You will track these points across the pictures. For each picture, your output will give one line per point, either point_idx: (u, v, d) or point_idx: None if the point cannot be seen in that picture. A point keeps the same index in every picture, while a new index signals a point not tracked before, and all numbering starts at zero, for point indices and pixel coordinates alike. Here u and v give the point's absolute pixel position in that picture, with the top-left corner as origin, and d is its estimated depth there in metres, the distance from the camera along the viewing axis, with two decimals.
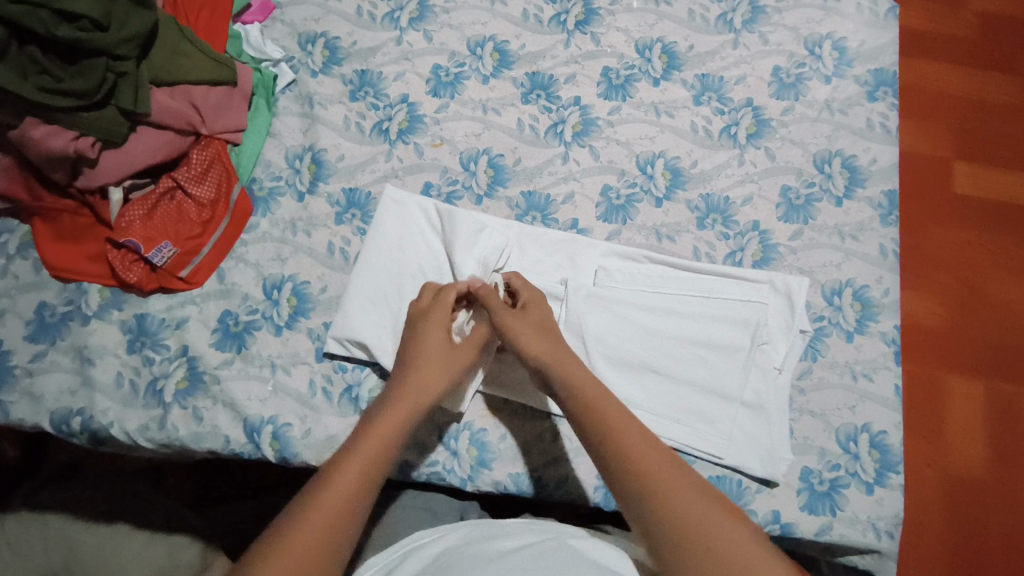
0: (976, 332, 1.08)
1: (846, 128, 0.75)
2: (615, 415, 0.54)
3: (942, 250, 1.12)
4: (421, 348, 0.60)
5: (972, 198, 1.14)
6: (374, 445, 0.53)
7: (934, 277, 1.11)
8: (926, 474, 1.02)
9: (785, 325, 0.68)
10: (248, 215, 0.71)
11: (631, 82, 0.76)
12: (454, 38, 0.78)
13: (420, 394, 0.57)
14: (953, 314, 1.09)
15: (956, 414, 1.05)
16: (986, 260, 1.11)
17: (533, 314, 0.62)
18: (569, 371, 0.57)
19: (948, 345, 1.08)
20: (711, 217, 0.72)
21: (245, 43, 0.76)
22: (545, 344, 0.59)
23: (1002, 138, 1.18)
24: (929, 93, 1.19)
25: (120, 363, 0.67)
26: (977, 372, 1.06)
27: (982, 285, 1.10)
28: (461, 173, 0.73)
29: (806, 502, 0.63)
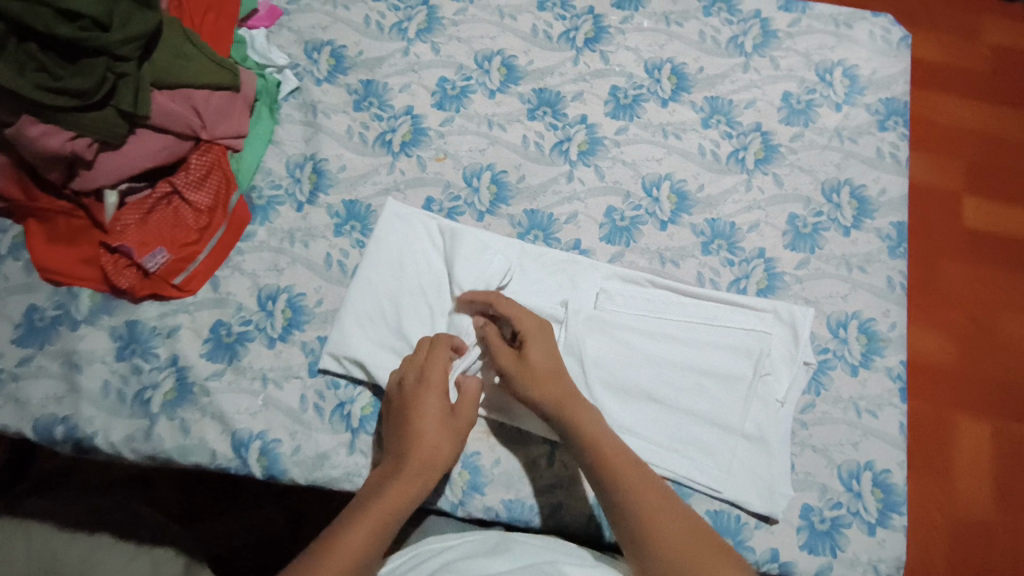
0: (985, 372, 1.06)
1: (857, 157, 0.74)
2: (612, 446, 0.56)
3: (951, 286, 1.09)
4: (425, 411, 0.59)
5: (981, 234, 1.13)
6: (386, 504, 0.54)
7: (942, 313, 1.08)
8: (932, 516, 0.98)
9: (788, 355, 0.66)
10: (245, 223, 0.70)
11: (640, 103, 0.75)
12: (461, 51, 0.77)
13: (431, 449, 0.58)
14: (960, 352, 1.06)
15: (963, 455, 1.02)
16: (996, 297, 1.09)
17: (536, 351, 0.60)
18: (577, 412, 0.58)
19: (955, 384, 1.05)
20: (717, 242, 0.71)
21: (250, 49, 0.75)
22: (548, 388, 0.59)
23: (1011, 172, 1.16)
24: (937, 125, 1.17)
25: (108, 371, 0.65)
26: (985, 411, 1.04)
27: (991, 324, 1.08)
28: (464, 189, 0.72)
29: (806, 541, 0.62)
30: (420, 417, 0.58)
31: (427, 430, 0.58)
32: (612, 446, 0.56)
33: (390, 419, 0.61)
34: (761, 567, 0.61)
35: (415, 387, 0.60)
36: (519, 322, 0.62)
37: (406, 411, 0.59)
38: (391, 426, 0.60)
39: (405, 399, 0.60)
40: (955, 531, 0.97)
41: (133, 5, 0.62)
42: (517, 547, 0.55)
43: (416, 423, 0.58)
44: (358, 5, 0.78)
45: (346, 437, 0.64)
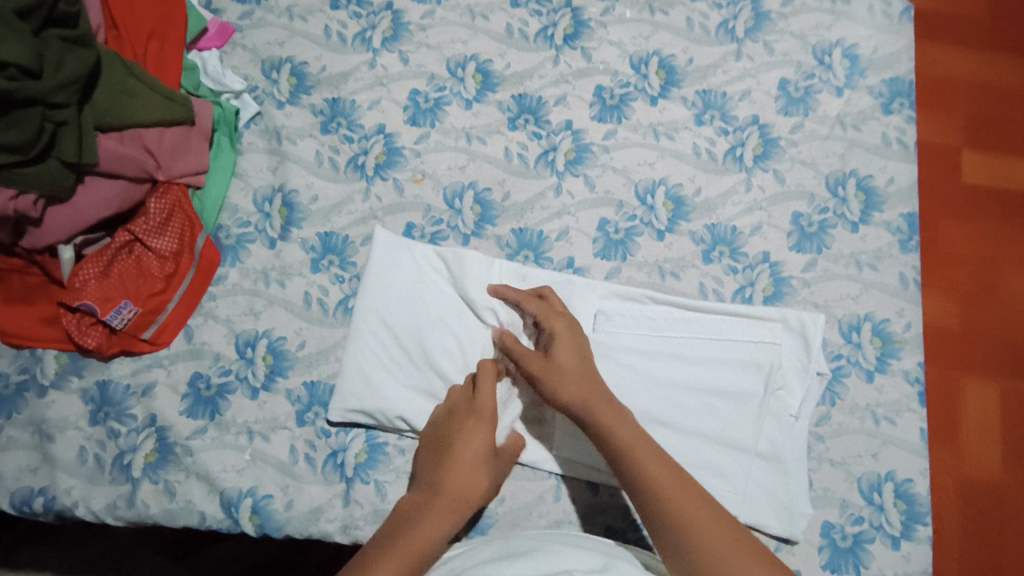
0: (1001, 329, 0.87)
1: (861, 145, 0.69)
2: (651, 454, 0.52)
3: (957, 245, 0.90)
4: (467, 438, 0.56)
5: (988, 186, 0.94)
6: (422, 533, 0.51)
7: (948, 274, 0.89)
8: (942, 485, 0.82)
9: (800, 366, 0.63)
10: (215, 265, 0.65)
11: (627, 102, 0.70)
12: (432, 59, 0.71)
13: (471, 485, 0.55)
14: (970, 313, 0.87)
15: (978, 421, 0.84)
16: (1006, 252, 0.90)
17: (563, 354, 0.57)
18: (603, 413, 0.54)
19: (972, 344, 0.86)
20: (718, 249, 0.67)
21: (203, 75, 0.69)
22: (578, 387, 0.55)
23: (1019, 121, 0.96)
24: (933, 77, 0.96)
25: (83, 436, 0.62)
26: (1000, 372, 0.85)
27: (1006, 282, 0.89)
28: (446, 212, 0.67)
29: (828, 559, 0.59)
30: (461, 442, 0.56)
31: (467, 458, 0.56)
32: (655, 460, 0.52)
33: (428, 447, 0.58)
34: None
35: (464, 420, 0.57)
36: (550, 323, 0.59)
37: (447, 436, 0.57)
38: (428, 454, 0.58)
39: (447, 423, 0.58)
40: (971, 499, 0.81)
41: (60, 42, 0.56)
42: (540, 553, 0.52)
43: (458, 450, 0.56)
44: (316, 16, 0.72)
45: (341, 488, 0.61)
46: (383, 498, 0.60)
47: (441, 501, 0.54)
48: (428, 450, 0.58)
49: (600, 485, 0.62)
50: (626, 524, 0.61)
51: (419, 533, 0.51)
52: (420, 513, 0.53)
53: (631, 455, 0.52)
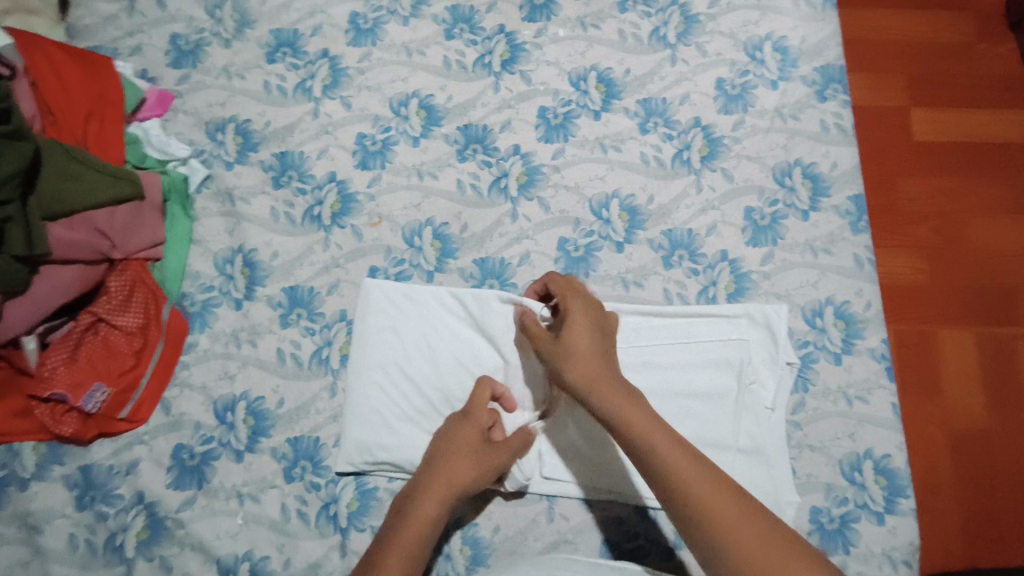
0: (966, 281, 0.85)
1: (801, 134, 0.71)
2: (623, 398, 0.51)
3: (914, 201, 0.89)
4: (455, 433, 0.58)
5: (941, 143, 0.92)
6: (414, 526, 0.52)
7: (911, 232, 0.88)
8: (930, 435, 0.78)
9: (770, 357, 0.64)
10: (183, 334, 0.66)
11: (571, 120, 0.71)
12: (374, 100, 0.72)
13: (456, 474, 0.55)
14: (937, 267, 0.86)
15: (958, 374, 0.81)
16: (966, 204, 0.89)
17: (574, 330, 0.55)
18: (608, 390, 0.51)
19: (944, 298, 0.85)
20: (677, 253, 0.68)
21: (147, 146, 0.70)
22: (591, 366, 0.53)
23: (963, 77, 0.95)
24: (870, 45, 0.96)
25: (71, 523, 0.61)
26: (973, 320, 0.83)
27: (970, 234, 0.88)
28: (407, 250, 0.68)
29: (818, 543, 0.60)
30: (449, 439, 0.57)
31: (456, 450, 0.56)
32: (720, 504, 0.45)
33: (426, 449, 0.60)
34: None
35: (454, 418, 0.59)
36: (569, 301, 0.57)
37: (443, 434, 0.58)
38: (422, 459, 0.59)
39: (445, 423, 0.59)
40: (959, 448, 0.77)
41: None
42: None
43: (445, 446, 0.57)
44: (254, 72, 0.73)
45: (336, 539, 0.61)
46: None
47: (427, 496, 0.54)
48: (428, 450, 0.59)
49: (591, 501, 0.62)
50: (620, 536, 0.61)
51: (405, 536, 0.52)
52: (408, 509, 0.54)
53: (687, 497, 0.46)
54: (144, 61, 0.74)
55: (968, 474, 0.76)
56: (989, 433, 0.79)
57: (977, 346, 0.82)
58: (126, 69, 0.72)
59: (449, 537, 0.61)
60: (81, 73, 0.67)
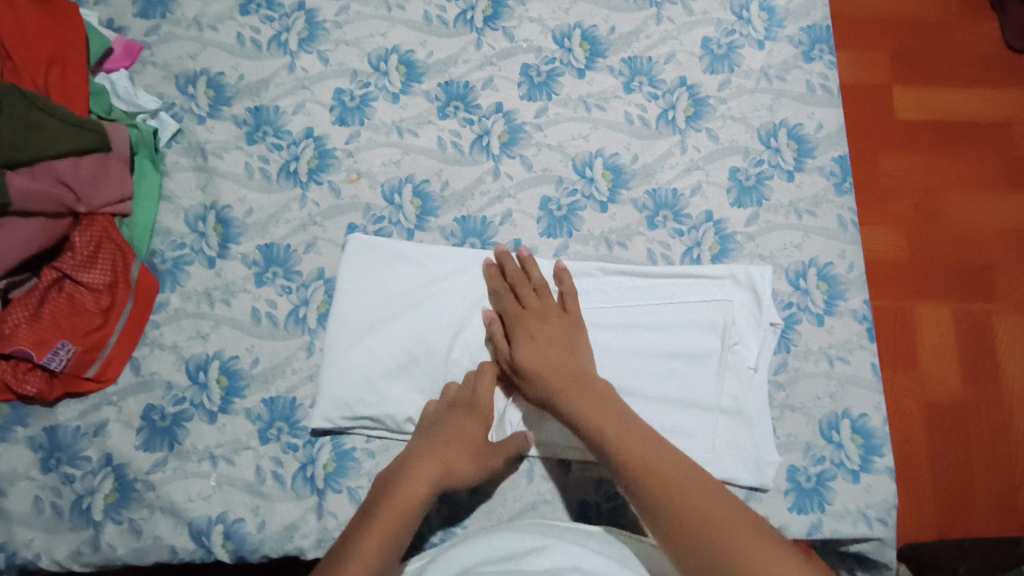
0: (947, 257, 0.86)
1: (786, 96, 0.70)
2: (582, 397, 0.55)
3: (896, 177, 0.89)
4: (461, 428, 0.57)
5: (922, 120, 0.93)
6: (396, 506, 0.52)
7: (893, 207, 0.88)
8: (906, 408, 0.80)
9: (753, 318, 0.63)
10: (154, 292, 0.63)
11: (555, 78, 0.70)
12: (353, 55, 0.70)
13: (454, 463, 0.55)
14: (917, 242, 0.87)
15: (934, 347, 0.83)
16: (948, 180, 0.90)
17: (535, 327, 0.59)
18: (557, 380, 0.56)
19: (924, 273, 0.85)
20: (661, 214, 0.67)
21: (114, 97, 0.67)
22: (542, 357, 0.58)
23: (946, 55, 0.96)
24: (856, 18, 0.95)
25: (36, 485, 0.59)
26: (951, 295, 0.84)
27: (950, 211, 0.88)
28: (386, 208, 0.66)
29: (794, 502, 0.60)
30: (455, 431, 0.57)
31: (455, 441, 0.56)
32: (685, 480, 0.47)
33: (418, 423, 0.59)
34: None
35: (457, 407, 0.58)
36: (521, 323, 0.60)
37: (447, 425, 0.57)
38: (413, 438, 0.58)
39: (448, 413, 0.58)
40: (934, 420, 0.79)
41: None
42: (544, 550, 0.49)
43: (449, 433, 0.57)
44: (227, 24, 0.70)
45: (313, 501, 0.59)
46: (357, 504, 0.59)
47: (418, 475, 0.54)
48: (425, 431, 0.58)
49: (572, 462, 0.61)
50: (598, 497, 0.61)
51: (391, 515, 0.51)
52: (397, 482, 0.53)
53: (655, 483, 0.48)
54: (111, 11, 0.71)
55: (943, 445, 0.78)
56: (963, 405, 0.80)
57: (953, 321, 0.84)
58: (92, 19, 0.69)
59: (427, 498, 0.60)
60: (44, 20, 0.64)
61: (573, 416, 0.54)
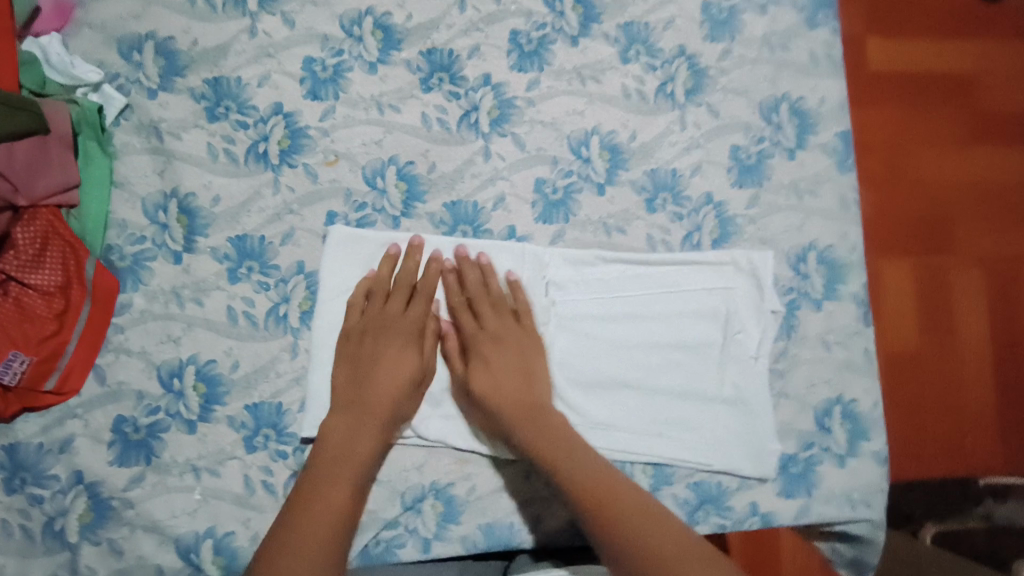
0: (909, 216, 0.97)
1: (789, 66, 0.67)
2: (518, 404, 0.57)
3: (864, 133, 0.99)
4: (389, 354, 0.57)
5: (894, 75, 1.01)
6: (352, 456, 0.53)
7: (858, 164, 0.98)
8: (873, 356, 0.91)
9: (755, 306, 0.63)
10: (114, 294, 0.58)
11: (546, 45, 0.64)
12: (322, 18, 0.62)
13: (394, 388, 0.56)
14: (884, 200, 0.97)
15: (894, 295, 0.94)
16: (917, 137, 0.99)
17: (486, 344, 0.59)
18: (502, 398, 0.56)
19: (890, 231, 0.96)
20: (661, 197, 0.64)
21: (47, 67, 0.59)
22: (491, 379, 0.57)
23: (924, 8, 1.04)
24: None
25: (2, 508, 0.55)
26: (912, 250, 0.96)
27: (914, 166, 0.98)
28: (369, 194, 0.61)
29: (782, 488, 0.61)
30: (370, 390, 0.56)
31: (392, 367, 0.57)
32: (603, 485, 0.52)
33: (349, 352, 0.58)
34: (743, 525, 0.60)
35: (387, 339, 0.58)
36: (477, 348, 0.59)
37: (369, 350, 0.58)
38: (348, 369, 0.58)
39: (382, 339, 0.58)
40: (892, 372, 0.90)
41: None
42: None
43: (381, 363, 0.57)
44: None
45: None
46: None
47: (362, 437, 0.54)
48: (338, 403, 0.56)
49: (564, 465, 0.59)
50: None
51: (336, 485, 0.52)
52: (351, 429, 0.55)
53: (608, 520, 0.50)
54: None
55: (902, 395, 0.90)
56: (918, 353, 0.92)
57: (912, 274, 0.95)
58: None
59: (422, 497, 0.58)
60: None
61: (526, 446, 0.55)
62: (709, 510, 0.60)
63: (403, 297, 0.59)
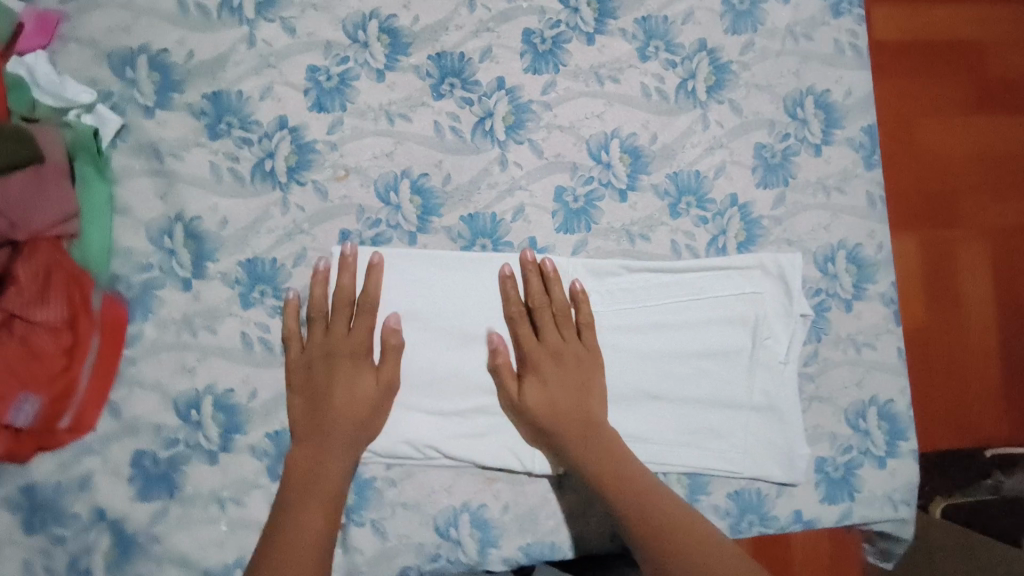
0: (979, 186, 0.80)
1: (814, 57, 0.64)
2: (562, 416, 0.55)
3: (901, 98, 0.81)
4: (343, 371, 0.54)
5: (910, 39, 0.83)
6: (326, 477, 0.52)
7: (914, 131, 0.80)
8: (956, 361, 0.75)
9: (783, 311, 0.61)
10: (124, 324, 0.56)
11: (561, 45, 0.61)
12: (324, 23, 0.59)
13: (354, 406, 0.53)
14: (954, 169, 0.80)
15: (974, 284, 0.77)
16: (942, 106, 0.81)
17: (545, 360, 0.56)
18: (558, 416, 0.55)
19: (957, 205, 0.79)
20: (685, 200, 0.62)
21: (36, 90, 0.56)
22: (549, 396, 0.55)
23: None
24: None
25: (24, 549, 0.54)
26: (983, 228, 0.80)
27: (916, 131, 0.81)
28: (382, 209, 0.58)
29: (826, 493, 0.61)
30: (330, 408, 0.53)
31: (349, 388, 0.54)
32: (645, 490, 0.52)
33: (303, 369, 0.55)
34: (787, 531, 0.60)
35: (342, 353, 0.54)
36: (533, 361, 0.56)
37: (321, 371, 0.54)
38: (306, 387, 0.55)
39: (334, 354, 0.54)
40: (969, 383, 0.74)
41: None
42: None
43: (340, 381, 0.54)
44: None
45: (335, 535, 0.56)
46: (383, 532, 0.56)
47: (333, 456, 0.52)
48: (301, 430, 0.54)
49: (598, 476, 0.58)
50: None
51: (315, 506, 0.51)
52: (319, 449, 0.53)
53: (650, 526, 0.50)
54: None
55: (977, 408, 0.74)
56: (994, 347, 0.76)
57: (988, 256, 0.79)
58: None
59: (456, 523, 0.57)
60: None
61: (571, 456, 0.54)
62: (752, 520, 0.60)
63: (350, 310, 0.55)
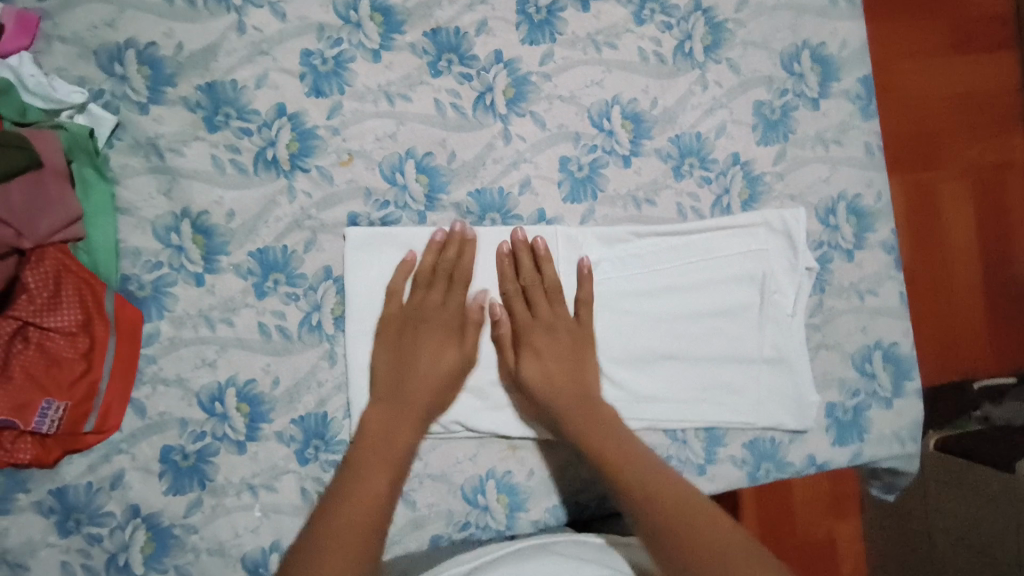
0: (970, 126, 0.96)
1: (808, 11, 0.64)
2: (564, 387, 0.56)
3: (896, 45, 0.96)
4: (429, 338, 0.57)
5: None
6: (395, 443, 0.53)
7: (902, 77, 0.96)
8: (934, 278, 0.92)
9: (789, 265, 0.62)
10: (139, 324, 0.55)
11: (556, 14, 0.61)
12: (315, 5, 0.58)
13: (434, 372, 0.56)
14: (948, 110, 0.95)
15: (955, 212, 0.94)
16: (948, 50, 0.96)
17: (540, 329, 0.58)
18: (558, 385, 0.56)
19: (953, 138, 0.95)
20: (688, 162, 0.62)
21: (25, 92, 0.55)
22: (550, 365, 0.57)
23: None
24: None
25: (60, 551, 0.54)
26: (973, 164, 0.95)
27: (904, 77, 0.95)
28: (389, 191, 0.58)
29: (836, 436, 0.63)
30: (415, 373, 0.55)
31: (436, 353, 0.56)
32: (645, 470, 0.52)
33: (391, 334, 0.57)
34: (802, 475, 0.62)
35: (429, 320, 0.57)
36: (529, 338, 0.58)
37: (411, 338, 0.57)
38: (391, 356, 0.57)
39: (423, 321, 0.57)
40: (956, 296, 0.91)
41: None
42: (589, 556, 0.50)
43: (427, 349, 0.56)
44: None
45: None
46: (412, 506, 0.57)
47: (405, 424, 0.54)
48: (381, 391, 0.55)
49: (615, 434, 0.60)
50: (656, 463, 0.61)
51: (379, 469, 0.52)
52: (391, 418, 0.54)
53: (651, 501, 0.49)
54: None
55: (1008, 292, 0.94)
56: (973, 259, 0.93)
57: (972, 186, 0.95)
58: None
59: (483, 489, 0.58)
60: None
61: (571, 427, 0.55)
62: (769, 468, 0.62)
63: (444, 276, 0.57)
